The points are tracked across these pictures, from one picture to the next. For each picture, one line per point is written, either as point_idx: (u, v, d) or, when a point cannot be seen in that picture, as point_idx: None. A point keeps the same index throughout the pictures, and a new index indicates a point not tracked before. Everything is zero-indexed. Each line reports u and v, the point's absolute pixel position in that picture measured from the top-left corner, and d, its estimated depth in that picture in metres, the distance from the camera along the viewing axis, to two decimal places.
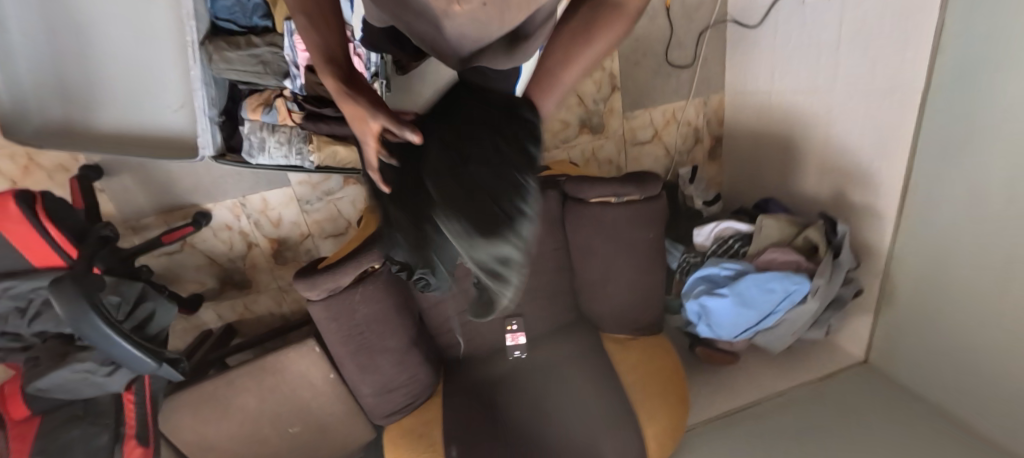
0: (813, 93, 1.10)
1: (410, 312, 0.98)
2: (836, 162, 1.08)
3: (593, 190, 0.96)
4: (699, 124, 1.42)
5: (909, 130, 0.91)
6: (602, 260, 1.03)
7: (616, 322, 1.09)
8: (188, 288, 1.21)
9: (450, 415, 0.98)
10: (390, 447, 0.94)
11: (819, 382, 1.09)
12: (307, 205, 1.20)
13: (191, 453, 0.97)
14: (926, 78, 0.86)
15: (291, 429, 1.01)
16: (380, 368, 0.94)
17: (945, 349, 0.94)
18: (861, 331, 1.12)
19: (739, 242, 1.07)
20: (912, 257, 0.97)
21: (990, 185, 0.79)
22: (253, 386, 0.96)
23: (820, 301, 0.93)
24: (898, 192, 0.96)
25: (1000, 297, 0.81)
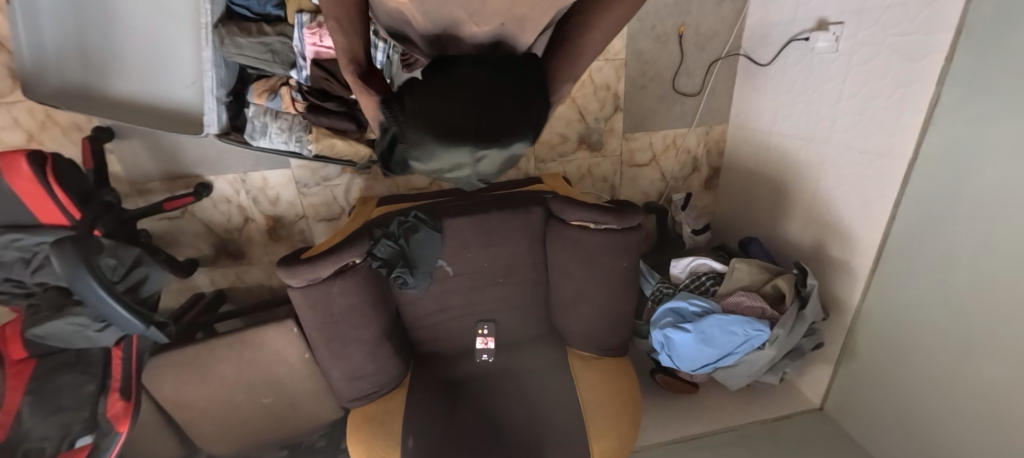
0: (809, 141, 1.10)
1: (385, 306, 1.03)
2: (821, 213, 1.09)
3: (574, 213, 1.00)
4: (698, 153, 1.43)
5: (894, 194, 0.91)
6: (576, 280, 1.06)
7: (583, 341, 1.13)
8: (185, 252, 1.27)
9: (411, 408, 1.04)
10: (351, 429, 1.01)
11: (772, 423, 1.12)
12: (305, 188, 1.25)
13: (170, 409, 1.05)
14: (915, 148, 0.86)
15: (265, 400, 1.09)
16: (350, 356, 1.00)
17: (895, 411, 0.97)
18: (821, 380, 1.15)
19: (711, 280, 1.10)
20: (876, 318, 0.99)
21: (958, 264, 0.81)
22: (231, 356, 1.03)
23: (778, 349, 0.97)
24: (874, 254, 0.97)
25: (954, 371, 0.84)
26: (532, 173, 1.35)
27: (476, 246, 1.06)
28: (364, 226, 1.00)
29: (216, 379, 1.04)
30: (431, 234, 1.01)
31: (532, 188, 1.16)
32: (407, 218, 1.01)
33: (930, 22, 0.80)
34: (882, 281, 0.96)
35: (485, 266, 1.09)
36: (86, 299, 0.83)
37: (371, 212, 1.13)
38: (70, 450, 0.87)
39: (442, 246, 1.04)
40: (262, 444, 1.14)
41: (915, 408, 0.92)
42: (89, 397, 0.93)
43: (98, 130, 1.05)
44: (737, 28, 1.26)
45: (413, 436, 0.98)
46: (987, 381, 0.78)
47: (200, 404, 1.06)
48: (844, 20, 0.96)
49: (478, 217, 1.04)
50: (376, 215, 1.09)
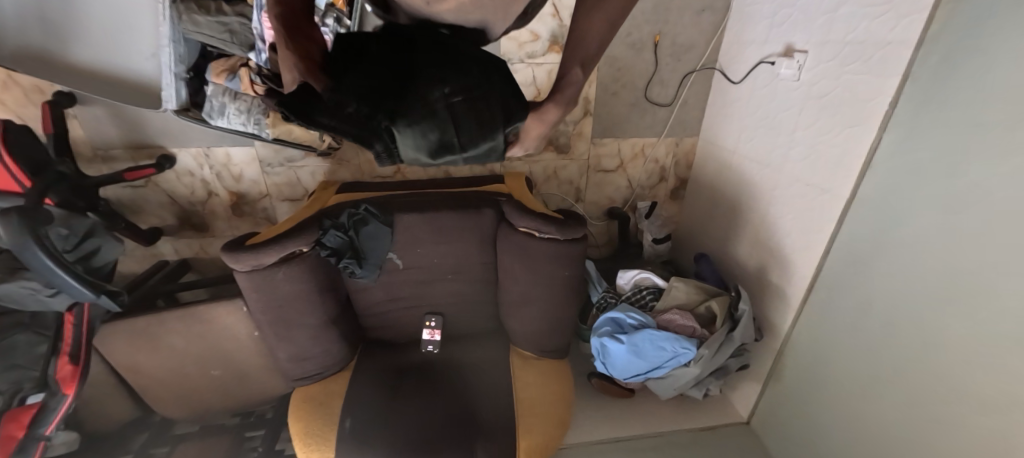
0: (766, 167, 1.11)
1: (333, 293, 1.06)
2: (768, 239, 1.11)
3: (521, 219, 1.02)
4: (667, 164, 1.43)
5: (829, 232, 0.94)
6: (521, 284, 1.09)
7: (525, 341, 1.17)
8: (148, 221, 1.29)
9: (354, 391, 1.09)
10: (294, 406, 1.07)
11: (697, 432, 1.19)
12: (269, 167, 1.26)
13: (124, 373, 1.10)
14: (854, 189, 0.87)
15: (214, 372, 1.14)
16: (295, 338, 1.04)
17: (808, 432, 1.04)
18: (750, 396, 1.21)
19: (650, 294, 1.15)
20: (803, 345, 1.03)
21: (876, 306, 0.85)
22: (180, 328, 1.09)
23: (702, 367, 1.02)
24: (807, 284, 1.01)
25: (860, 405, 0.90)
26: (497, 170, 1.36)
27: (426, 242, 1.08)
28: (316, 215, 1.03)
29: (168, 351, 1.10)
30: (381, 228, 1.03)
31: (490, 189, 1.17)
32: (358, 210, 1.03)
33: (882, 66, 0.79)
34: (812, 311, 1.00)
35: (435, 263, 1.11)
36: (35, 266, 0.86)
37: (328, 199, 1.14)
38: (19, 407, 0.92)
39: (392, 240, 1.07)
40: (215, 411, 1.20)
41: (825, 432, 0.99)
42: (42, 357, 0.97)
43: (58, 95, 1.04)
44: (714, 41, 1.23)
45: (351, 418, 1.03)
46: (889, 419, 0.83)
47: (154, 371, 1.11)
48: (809, 49, 0.95)
49: (430, 215, 1.06)
50: (331, 203, 1.10)
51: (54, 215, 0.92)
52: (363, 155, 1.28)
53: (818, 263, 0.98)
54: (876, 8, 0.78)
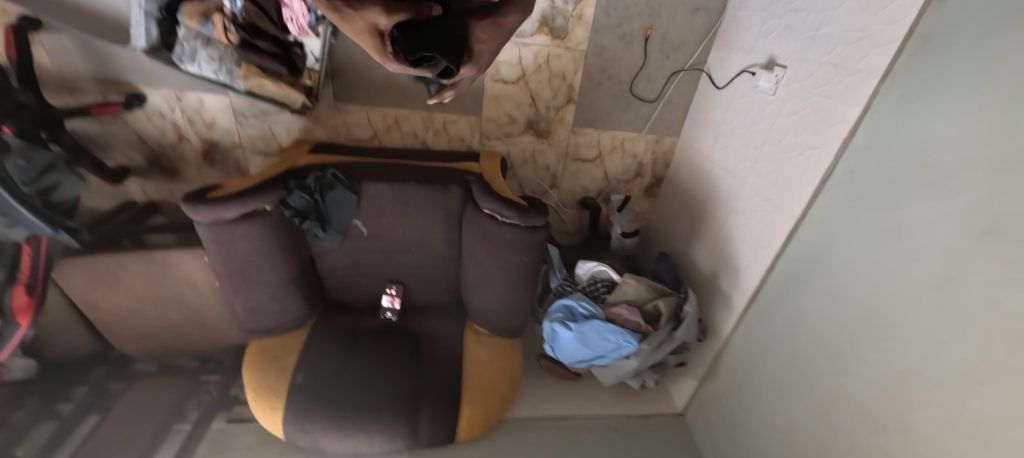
0: (734, 176, 1.14)
1: (294, 253, 1.08)
2: (725, 246, 1.16)
3: (485, 200, 1.03)
4: (644, 160, 1.44)
5: (775, 248, 0.98)
6: (480, 264, 1.12)
7: (481, 318, 1.21)
8: (116, 158, 1.27)
9: (308, 347, 1.14)
10: (251, 355, 1.13)
11: (633, 418, 1.28)
12: (242, 118, 1.24)
13: (83, 308, 1.12)
14: (805, 209, 0.90)
15: (173, 317, 1.18)
16: (253, 293, 1.07)
17: (729, 429, 1.12)
18: (687, 389, 1.29)
19: (604, 286, 1.20)
20: (738, 350, 1.10)
21: (802, 322, 0.90)
22: (142, 270, 1.10)
23: (640, 361, 1.08)
24: (750, 295, 1.07)
25: (774, 410, 0.98)
26: (475, 146, 1.36)
27: (391, 213, 1.09)
28: (284, 174, 1.03)
29: (125, 291, 1.12)
30: (346, 195, 1.04)
31: (462, 166, 1.18)
32: (324, 174, 1.03)
33: (847, 92, 0.80)
34: (750, 319, 1.06)
35: (400, 234, 1.13)
36: None
37: (298, 158, 1.13)
38: None
39: (357, 208, 1.08)
40: (174, 353, 1.24)
41: (743, 430, 1.07)
42: None
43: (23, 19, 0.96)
44: (705, 42, 1.22)
45: (304, 373, 1.09)
46: (798, 426, 0.91)
47: (115, 309, 1.14)
48: (788, 64, 0.95)
49: (397, 187, 1.07)
50: (300, 163, 1.10)
51: (9, 146, 0.90)
52: (340, 117, 1.27)
53: (762, 275, 1.02)
54: (852, 34, 0.78)
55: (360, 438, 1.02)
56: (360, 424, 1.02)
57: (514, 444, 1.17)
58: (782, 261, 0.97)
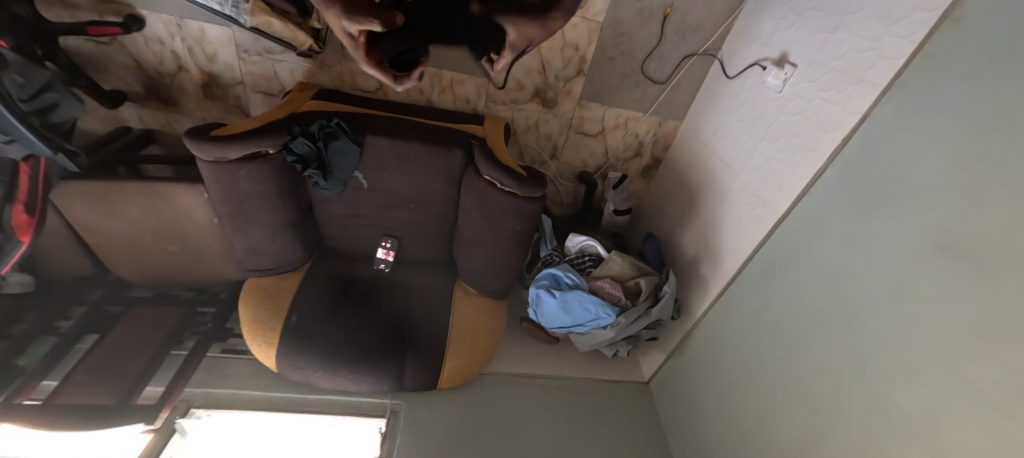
0: (729, 167, 1.17)
1: (294, 199, 1.10)
2: (710, 233, 1.21)
3: (486, 166, 1.05)
4: (645, 140, 1.46)
5: (755, 241, 1.04)
6: (475, 228, 1.15)
7: (471, 279, 1.26)
8: (111, 82, 1.24)
9: (302, 290, 1.19)
10: (247, 292, 1.18)
11: (603, 382, 1.38)
12: (245, 55, 1.20)
13: (80, 231, 1.14)
14: (789, 207, 0.95)
15: (170, 249, 1.20)
16: (252, 233, 1.10)
17: (687, 400, 1.23)
18: (656, 361, 1.40)
19: (591, 261, 1.25)
20: (706, 331, 1.19)
21: (767, 312, 0.98)
22: (139, 201, 1.10)
23: (616, 332, 1.15)
24: (725, 282, 1.13)
25: (729, 387, 1.07)
26: (480, 109, 1.35)
27: (393, 169, 1.11)
28: (287, 118, 1.02)
29: (124, 219, 1.12)
30: (350, 145, 1.04)
31: (466, 129, 1.18)
32: (329, 124, 1.02)
33: (848, 100, 0.82)
34: (722, 304, 1.14)
35: (399, 190, 1.15)
36: None
37: (302, 103, 1.12)
38: None
39: (359, 160, 1.09)
40: (170, 282, 1.28)
41: (699, 402, 1.18)
42: None
43: None
44: (722, 28, 1.20)
45: (298, 313, 1.15)
46: (748, 402, 1.01)
47: (113, 235, 1.15)
48: (799, 64, 0.96)
49: (400, 143, 1.07)
50: (304, 109, 1.09)
51: (9, 61, 0.88)
52: (347, 64, 1.24)
53: (739, 265, 1.09)
54: (863, 42, 0.79)
55: (350, 379, 1.09)
56: (350, 366, 1.09)
57: (491, 395, 1.26)
58: (759, 254, 1.03)
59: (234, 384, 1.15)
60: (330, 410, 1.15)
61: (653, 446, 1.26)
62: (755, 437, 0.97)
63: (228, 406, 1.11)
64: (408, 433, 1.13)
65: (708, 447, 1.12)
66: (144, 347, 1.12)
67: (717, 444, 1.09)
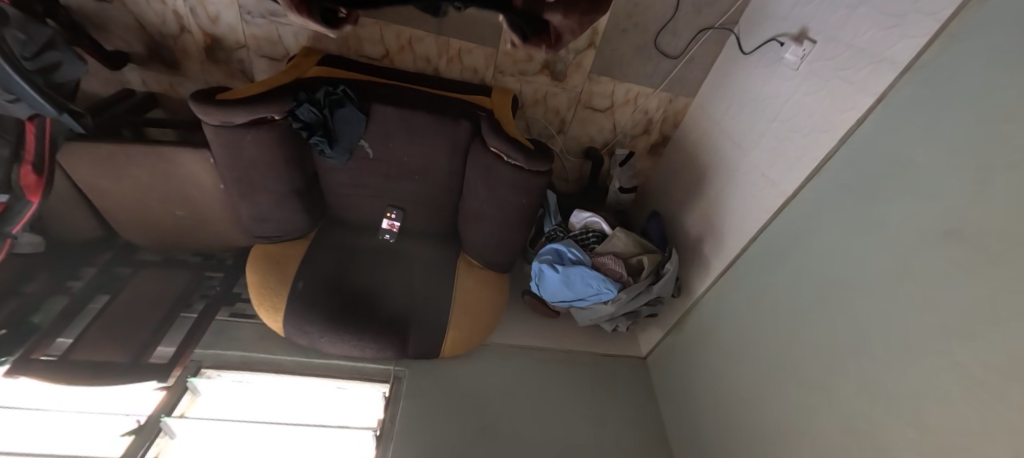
0: (739, 147, 1.16)
1: (299, 166, 1.09)
2: (716, 213, 1.21)
3: (492, 139, 1.03)
4: (655, 117, 1.44)
5: (760, 223, 1.04)
6: (480, 201, 1.15)
7: (475, 252, 1.27)
8: (113, 42, 1.22)
9: (308, 258, 1.21)
10: (254, 258, 1.19)
11: (602, 357, 1.41)
12: (249, 17, 1.17)
13: (88, 194, 1.15)
14: (797, 189, 0.94)
15: (177, 213, 1.21)
16: (259, 200, 1.10)
17: (683, 375, 1.26)
18: (654, 337, 1.42)
19: (595, 237, 1.26)
20: (706, 309, 1.20)
21: (769, 293, 0.99)
22: (145, 165, 1.10)
23: (616, 307, 1.17)
24: (728, 262, 1.14)
25: (725, 364, 1.10)
26: (488, 80, 1.33)
27: (399, 138, 1.10)
28: (292, 84, 1.00)
29: (131, 182, 1.13)
30: (356, 114, 1.03)
31: (473, 100, 1.16)
32: (335, 90, 1.01)
33: (866, 80, 0.80)
34: (723, 283, 1.15)
35: (405, 161, 1.15)
36: None
37: (307, 69, 1.10)
38: None
39: (365, 128, 1.08)
40: (178, 246, 1.30)
41: (695, 377, 1.21)
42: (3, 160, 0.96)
43: None
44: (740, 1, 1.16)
45: (304, 280, 1.17)
46: (743, 379, 1.03)
47: (120, 198, 1.16)
48: (818, 40, 0.93)
49: (407, 113, 1.06)
50: (309, 75, 1.07)
51: (10, 17, 0.87)
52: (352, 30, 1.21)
53: (744, 246, 1.09)
54: (887, 19, 0.76)
55: (354, 346, 1.12)
56: (354, 333, 1.12)
57: (492, 365, 1.29)
58: (764, 235, 1.03)
59: (242, 346, 1.18)
60: (337, 375, 1.19)
61: (648, 417, 1.30)
62: (748, 413, 1.00)
63: (238, 368, 1.15)
64: (410, 398, 1.16)
65: (700, 419, 1.16)
66: (154, 308, 1.15)
67: (710, 416, 1.13)
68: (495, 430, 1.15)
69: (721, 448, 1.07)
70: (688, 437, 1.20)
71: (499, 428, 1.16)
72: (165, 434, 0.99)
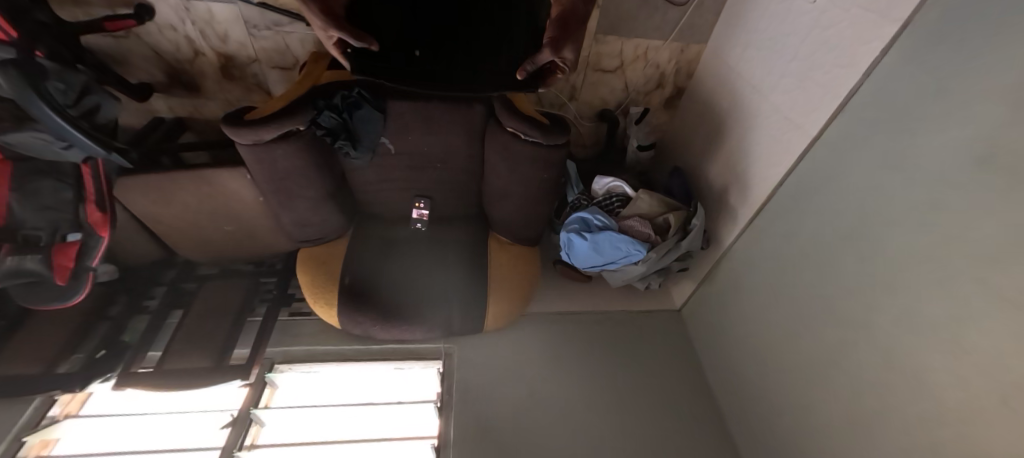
0: (757, 91, 1.13)
1: (329, 170, 1.15)
2: (740, 161, 1.21)
3: (508, 119, 1.05)
4: (667, 70, 1.41)
5: (785, 167, 1.04)
6: (503, 180, 1.18)
7: (504, 229, 1.32)
8: (136, 74, 1.28)
9: (350, 254, 1.29)
10: (301, 261, 1.29)
11: (637, 313, 1.46)
12: (255, 30, 1.19)
13: (145, 220, 1.25)
14: (822, 130, 0.93)
15: (225, 229, 1.30)
16: (297, 207, 1.17)
17: (718, 323, 1.30)
18: (686, 289, 1.46)
19: (619, 201, 1.28)
20: (736, 258, 1.22)
21: (798, 236, 1.00)
22: (190, 188, 1.18)
23: (648, 266, 1.22)
24: (754, 209, 1.15)
25: (759, 308, 1.13)
26: None
27: (417, 130, 1.13)
28: (311, 93, 1.04)
29: (180, 205, 1.21)
30: (373, 113, 1.06)
31: None
32: (351, 93, 1.05)
33: (890, 6, 0.76)
34: (752, 231, 1.16)
35: (425, 151, 1.18)
36: (44, 119, 0.92)
37: (320, 75, 1.13)
38: (63, 243, 1.10)
39: (384, 125, 1.11)
40: (231, 257, 1.40)
41: (729, 323, 1.25)
42: (68, 202, 1.11)
43: None
44: None
45: (350, 275, 1.25)
46: (777, 321, 1.07)
47: (173, 221, 1.26)
48: None
49: (421, 105, 1.09)
50: (323, 81, 1.10)
51: (50, 69, 0.93)
52: None
53: (770, 192, 1.10)
54: None
55: (405, 330, 1.21)
56: (403, 319, 1.20)
57: (533, 332, 1.37)
58: (789, 179, 1.03)
59: (305, 341, 1.30)
60: (393, 357, 1.30)
61: (686, 363, 1.36)
62: (785, 352, 1.04)
63: (304, 361, 1.27)
64: (463, 371, 1.26)
65: (738, 362, 1.21)
66: (223, 316, 1.25)
67: (748, 358, 1.18)
68: (544, 392, 1.24)
69: (760, 387, 1.13)
70: (727, 380, 1.26)
71: (546, 387, 1.25)
72: (256, 422, 1.13)
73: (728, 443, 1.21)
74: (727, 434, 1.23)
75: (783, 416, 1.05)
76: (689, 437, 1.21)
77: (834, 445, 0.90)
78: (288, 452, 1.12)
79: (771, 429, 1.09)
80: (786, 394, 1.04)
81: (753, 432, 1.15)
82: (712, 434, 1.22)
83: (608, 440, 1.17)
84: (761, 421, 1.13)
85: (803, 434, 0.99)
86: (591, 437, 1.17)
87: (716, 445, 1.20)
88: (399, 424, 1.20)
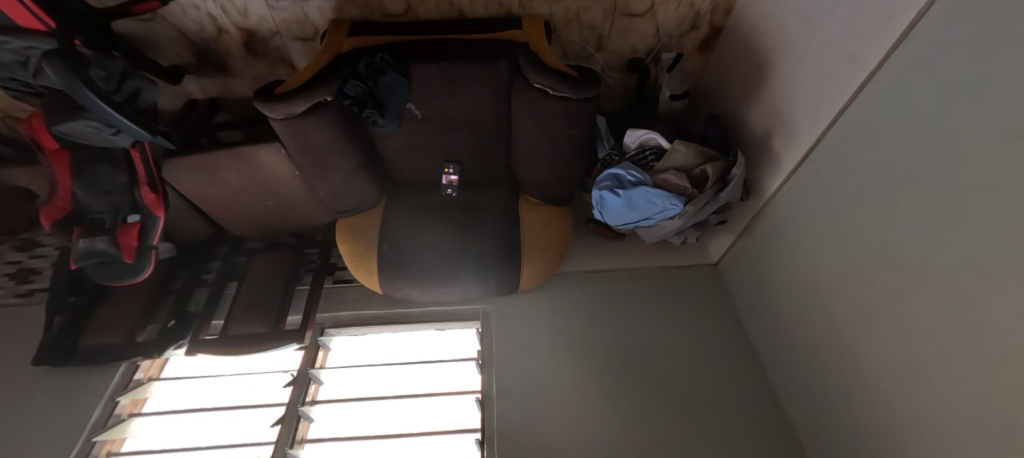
0: (807, 23, 1.03)
1: (358, 140, 1.16)
2: (785, 105, 1.13)
3: (536, 75, 1.01)
4: (702, 9, 1.30)
5: (837, 106, 0.96)
6: (532, 140, 1.16)
7: (535, 190, 1.31)
8: (168, 58, 1.32)
9: (386, 222, 1.32)
10: (340, 232, 1.33)
11: (672, 269, 1.45)
12: (273, 2, 1.16)
13: (193, 199, 1.32)
14: (881, 61, 0.84)
15: (268, 205, 1.35)
16: (332, 179, 1.20)
17: (758, 277, 1.27)
18: (725, 242, 1.43)
19: (653, 155, 1.24)
20: (780, 208, 1.18)
21: (849, 181, 0.94)
22: (231, 166, 1.22)
23: (684, 220, 1.20)
24: (801, 155, 1.09)
25: (804, 257, 1.10)
26: (515, 10, 1.27)
27: (442, 93, 1.11)
28: (334, 64, 1.04)
29: (224, 183, 1.27)
30: (398, 79, 1.05)
31: (507, 36, 1.13)
32: (374, 59, 1.05)
33: None
34: (797, 177, 1.11)
35: (451, 114, 1.17)
36: (92, 108, 0.98)
37: (341, 43, 1.13)
38: (124, 224, 1.17)
39: (409, 90, 1.10)
40: (274, 231, 1.46)
41: (771, 276, 1.22)
42: (124, 185, 1.18)
43: None
44: None
45: (387, 244, 1.29)
46: (824, 269, 1.03)
47: (220, 200, 1.32)
48: None
49: (444, 66, 1.07)
50: (346, 49, 1.10)
51: (89, 58, 0.98)
52: None
53: (818, 135, 1.03)
54: None
55: (444, 292, 1.25)
56: (442, 284, 1.24)
57: (567, 291, 1.39)
58: (839, 122, 0.96)
59: (350, 306, 1.37)
60: (434, 318, 1.36)
61: (725, 318, 1.35)
62: (834, 300, 1.01)
63: (351, 325, 1.35)
64: (501, 330, 1.31)
65: (781, 313, 1.19)
66: (272, 286, 1.33)
67: (790, 310, 1.16)
68: (580, 350, 1.27)
69: (803, 340, 1.12)
70: (768, 332, 1.25)
71: (583, 345, 1.28)
72: (314, 381, 1.23)
73: (768, 391, 1.22)
74: (767, 383, 1.23)
75: (829, 365, 1.04)
76: (729, 388, 1.22)
77: (888, 391, 0.88)
78: (345, 408, 1.22)
79: (817, 375, 1.08)
80: (832, 342, 1.02)
81: (796, 380, 1.15)
82: (753, 385, 1.23)
83: (643, 392, 1.20)
84: (805, 371, 1.12)
85: (852, 383, 0.97)
86: (628, 389, 1.20)
87: (756, 394, 1.21)
88: (444, 380, 1.28)
